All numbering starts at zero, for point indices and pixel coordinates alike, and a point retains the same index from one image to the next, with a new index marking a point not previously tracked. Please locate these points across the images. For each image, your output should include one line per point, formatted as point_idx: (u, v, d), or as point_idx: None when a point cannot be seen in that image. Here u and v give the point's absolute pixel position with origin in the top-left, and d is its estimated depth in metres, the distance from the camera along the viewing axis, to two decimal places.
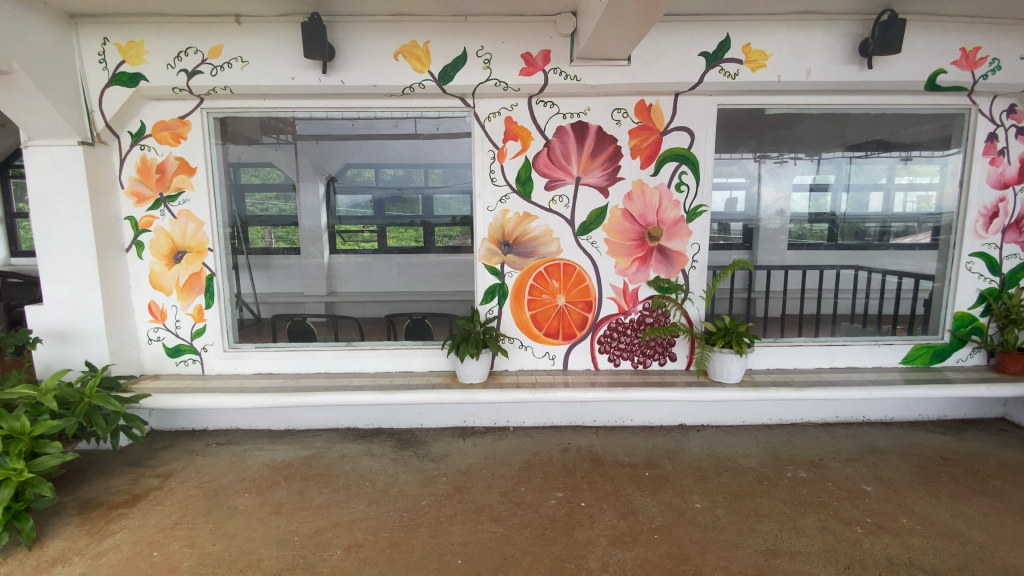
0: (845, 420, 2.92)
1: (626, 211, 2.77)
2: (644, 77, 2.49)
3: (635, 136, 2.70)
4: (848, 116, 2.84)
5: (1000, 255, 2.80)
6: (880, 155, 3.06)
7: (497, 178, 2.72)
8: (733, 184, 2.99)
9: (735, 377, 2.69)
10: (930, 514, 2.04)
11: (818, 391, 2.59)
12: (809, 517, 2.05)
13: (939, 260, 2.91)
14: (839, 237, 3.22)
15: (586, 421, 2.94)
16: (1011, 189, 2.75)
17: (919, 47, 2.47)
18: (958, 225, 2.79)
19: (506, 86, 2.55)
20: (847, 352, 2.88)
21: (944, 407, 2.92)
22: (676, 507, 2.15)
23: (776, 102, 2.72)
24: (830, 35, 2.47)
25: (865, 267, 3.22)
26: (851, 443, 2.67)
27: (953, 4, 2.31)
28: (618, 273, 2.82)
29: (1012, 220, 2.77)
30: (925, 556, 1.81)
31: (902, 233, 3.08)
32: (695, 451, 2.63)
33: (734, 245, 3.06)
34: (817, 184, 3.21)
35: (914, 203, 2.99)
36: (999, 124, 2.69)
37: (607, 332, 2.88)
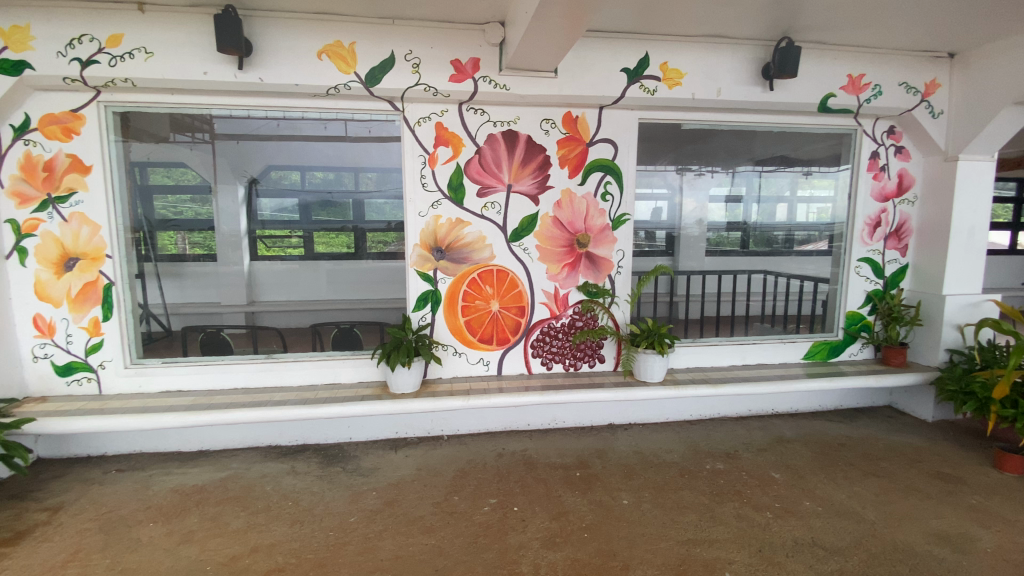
0: (757, 413, 3.15)
1: (556, 219, 2.83)
2: (570, 89, 2.57)
3: (563, 146, 2.77)
4: (755, 133, 3.09)
5: (883, 259, 3.15)
6: (783, 170, 3.31)
7: (428, 183, 2.69)
8: (658, 196, 3.17)
9: (658, 376, 2.81)
10: (829, 496, 2.24)
11: (732, 386, 2.78)
12: (726, 506, 2.18)
13: (833, 265, 3.23)
14: (751, 245, 3.43)
15: (519, 426, 2.96)
16: (891, 201, 3.10)
17: (812, 72, 2.74)
18: (847, 233, 3.11)
19: (436, 91, 2.53)
20: (757, 350, 3.11)
21: (841, 397, 3.23)
22: (605, 505, 2.21)
23: (690, 118, 2.91)
24: (736, 57, 2.68)
25: (773, 271, 3.44)
26: (762, 434, 2.88)
27: (839, 36, 2.58)
28: (549, 278, 2.88)
29: (892, 229, 3.13)
30: (825, 534, 1.98)
31: (805, 241, 3.35)
32: (623, 449, 2.73)
33: (657, 252, 3.22)
34: (732, 195, 3.37)
35: (815, 214, 3.29)
36: (879, 143, 3.04)
37: (539, 337, 2.93)
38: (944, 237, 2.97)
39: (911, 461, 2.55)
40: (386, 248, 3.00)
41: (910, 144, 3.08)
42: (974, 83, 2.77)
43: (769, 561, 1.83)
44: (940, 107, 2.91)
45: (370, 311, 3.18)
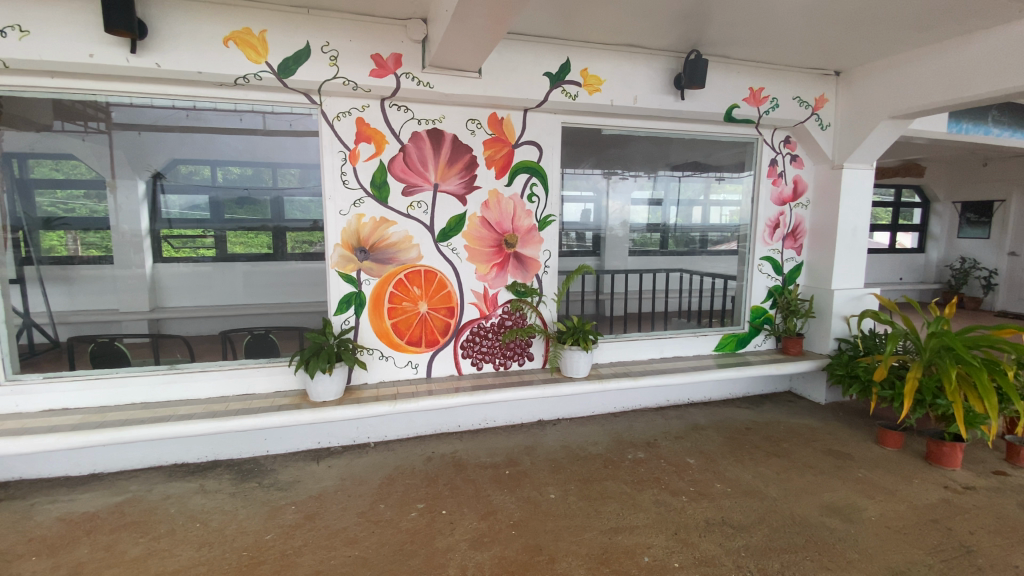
0: (675, 403, 3.35)
1: (484, 219, 2.83)
2: (495, 90, 2.58)
3: (489, 147, 2.78)
4: (671, 140, 3.28)
5: (781, 258, 3.45)
6: (698, 175, 3.47)
7: (349, 180, 2.59)
8: (584, 199, 3.22)
9: (583, 372, 2.89)
10: (737, 477, 2.42)
11: (652, 378, 2.93)
12: (646, 492, 2.30)
13: (739, 263, 3.49)
14: (671, 245, 3.57)
15: (449, 427, 2.94)
16: (788, 205, 3.41)
17: (719, 84, 2.95)
18: (751, 234, 3.39)
19: (356, 86, 2.45)
20: (672, 343, 3.32)
21: (748, 385, 3.51)
22: (533, 501, 2.24)
23: (610, 124, 3.03)
24: (651, 67, 2.82)
25: (688, 270, 3.61)
26: (679, 423, 3.06)
27: (741, 51, 2.80)
28: (478, 278, 2.87)
29: (789, 231, 3.44)
30: (733, 513, 2.13)
31: (719, 241, 3.57)
32: (551, 444, 2.79)
33: (585, 253, 3.29)
34: (653, 199, 3.47)
35: (727, 215, 3.52)
36: (778, 151, 3.33)
37: (469, 337, 2.92)
38: (832, 238, 3.31)
39: (807, 440, 2.81)
40: (306, 247, 2.86)
41: (803, 153, 3.39)
42: (854, 100, 3.10)
43: (683, 542, 1.95)
44: (827, 120, 3.23)
45: (289, 316, 3.03)
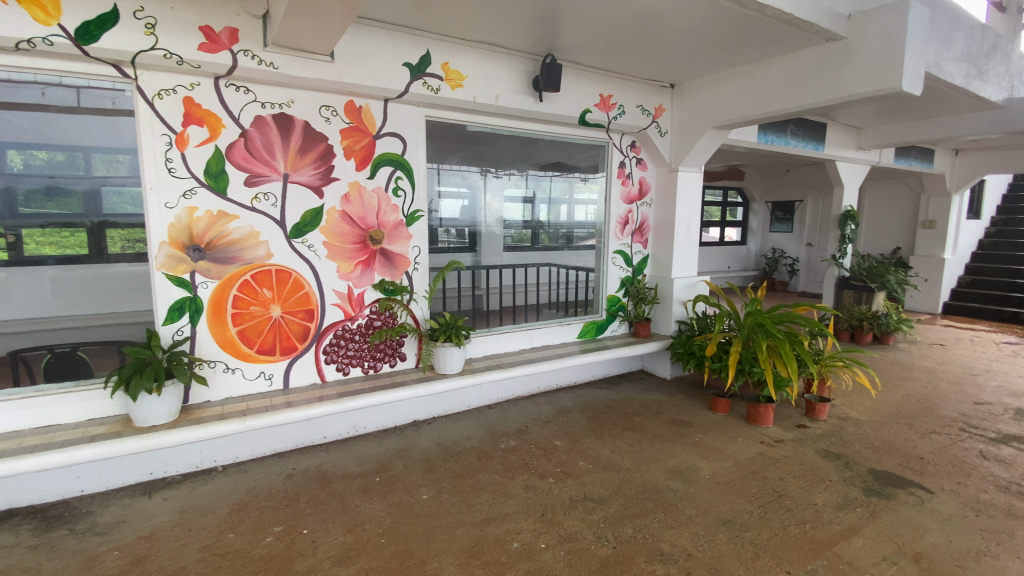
0: (545, 390, 3.51)
1: (345, 213, 2.67)
2: (350, 77, 2.43)
3: (346, 137, 2.62)
4: (535, 140, 3.43)
5: (631, 251, 3.80)
6: (561, 175, 3.74)
7: (175, 169, 2.25)
8: (460, 194, 3.45)
9: (455, 368, 2.87)
10: (599, 453, 2.61)
11: (522, 368, 3.02)
12: (516, 479, 2.37)
13: (596, 257, 3.76)
14: (541, 241, 3.85)
15: (314, 439, 2.73)
16: (635, 204, 3.75)
17: (574, 88, 3.14)
18: (604, 230, 3.68)
19: (182, 61, 2.13)
20: (541, 333, 3.46)
21: (607, 367, 3.82)
22: (404, 505, 2.18)
23: (475, 120, 3.05)
24: (511, 67, 2.90)
25: (556, 263, 3.88)
26: (548, 408, 3.21)
27: (591, 59, 3.00)
28: (340, 277, 2.70)
29: (636, 226, 3.79)
30: (594, 487, 2.29)
31: (585, 237, 3.79)
32: (424, 444, 2.74)
33: (462, 248, 3.51)
34: (525, 197, 3.76)
35: (588, 213, 3.74)
36: (625, 154, 3.64)
37: (332, 341, 2.73)
38: (671, 233, 3.72)
39: (657, 413, 3.13)
40: (138, 247, 2.46)
41: (647, 157, 3.76)
42: (686, 110, 3.51)
43: (549, 523, 2.03)
44: (666, 127, 3.62)
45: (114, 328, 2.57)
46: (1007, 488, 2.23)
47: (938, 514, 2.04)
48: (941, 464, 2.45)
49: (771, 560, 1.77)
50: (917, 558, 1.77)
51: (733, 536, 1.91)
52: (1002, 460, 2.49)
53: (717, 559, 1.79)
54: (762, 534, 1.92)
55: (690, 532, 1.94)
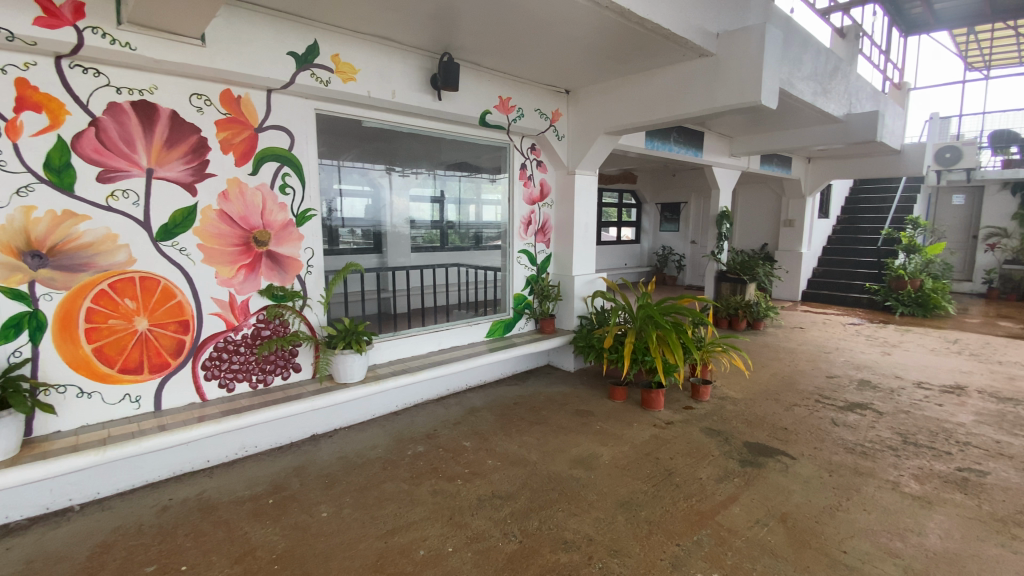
0: (453, 392, 3.48)
1: (223, 213, 2.43)
2: (225, 64, 2.22)
3: (223, 129, 2.39)
4: (438, 140, 3.40)
5: (535, 251, 3.89)
6: (472, 176, 3.76)
7: (4, 161, 1.91)
8: (363, 193, 3.40)
9: (357, 376, 2.74)
10: (506, 450, 2.64)
11: (429, 371, 2.95)
12: (424, 485, 2.32)
13: (501, 257, 3.80)
14: (450, 241, 3.81)
15: (196, 464, 2.46)
16: (537, 205, 3.85)
17: (473, 88, 3.14)
18: (509, 231, 3.73)
19: (11, 36, 1.80)
20: (449, 335, 3.40)
21: (514, 364, 3.88)
22: (301, 526, 2.04)
23: (370, 116, 2.94)
24: (407, 64, 2.83)
25: (465, 263, 3.89)
26: (456, 410, 3.19)
27: (488, 60, 3.03)
28: (220, 284, 2.46)
29: (539, 227, 3.89)
30: (502, 484, 2.31)
31: (493, 238, 3.80)
32: (324, 459, 2.59)
33: (366, 249, 3.46)
34: (434, 197, 3.75)
35: (492, 215, 3.76)
36: (526, 157, 3.71)
37: (213, 355, 2.47)
38: (570, 232, 3.88)
39: (561, 405, 3.24)
40: None
41: (547, 159, 3.86)
42: (580, 114, 3.67)
43: (457, 525, 2.01)
44: (563, 131, 3.75)
45: None
46: (850, 448, 2.60)
47: (798, 476, 2.32)
48: (801, 432, 2.80)
49: (663, 535, 1.90)
50: (782, 517, 2.00)
51: (630, 516, 2.02)
52: (846, 425, 2.90)
53: (616, 540, 1.88)
54: (655, 511, 2.06)
55: (591, 518, 2.02)
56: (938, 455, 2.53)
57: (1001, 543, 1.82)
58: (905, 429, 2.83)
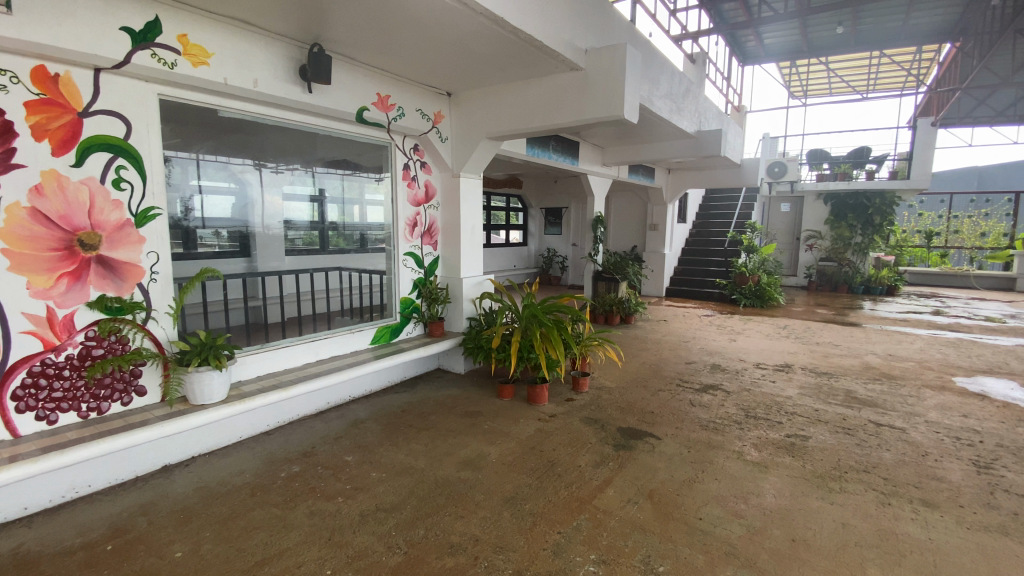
0: (334, 404, 3.30)
1: (36, 211, 2.04)
2: (39, 36, 1.86)
3: (35, 112, 2.00)
4: (316, 138, 3.22)
5: (421, 253, 3.83)
6: (357, 175, 3.55)
7: None
8: (227, 190, 3.09)
9: (219, 395, 2.46)
10: (391, 459, 2.56)
11: (303, 385, 2.75)
12: (299, 508, 2.16)
13: (386, 260, 3.67)
14: (330, 243, 3.57)
15: (7, 515, 2.03)
16: (422, 206, 3.79)
17: (347, 83, 3.01)
18: (393, 234, 3.63)
19: None
20: (328, 344, 3.21)
21: (402, 371, 3.78)
22: (149, 571, 1.78)
23: (227, 105, 2.68)
24: (271, 52, 2.61)
25: (347, 267, 3.66)
26: (338, 423, 3.02)
27: (364, 56, 2.92)
28: (33, 296, 2.05)
29: (425, 229, 3.84)
30: (386, 496, 2.23)
31: (378, 240, 3.65)
32: (180, 491, 2.29)
33: (229, 252, 3.13)
34: (314, 194, 3.46)
35: (371, 215, 3.61)
36: (409, 157, 3.64)
37: (26, 382, 2.06)
38: (457, 235, 3.88)
39: (450, 408, 3.23)
40: None
41: (431, 160, 3.82)
42: (462, 117, 3.69)
43: (336, 546, 1.90)
44: (446, 133, 3.74)
45: None
46: (705, 425, 2.94)
47: (663, 455, 2.57)
48: (665, 414, 3.11)
49: (546, 525, 1.99)
50: (650, 494, 2.20)
51: (515, 511, 2.08)
52: (702, 404, 3.28)
53: (502, 537, 1.92)
54: (539, 503, 2.14)
55: (478, 518, 2.04)
56: (771, 424, 2.97)
57: (820, 496, 2.18)
58: (747, 405, 3.27)
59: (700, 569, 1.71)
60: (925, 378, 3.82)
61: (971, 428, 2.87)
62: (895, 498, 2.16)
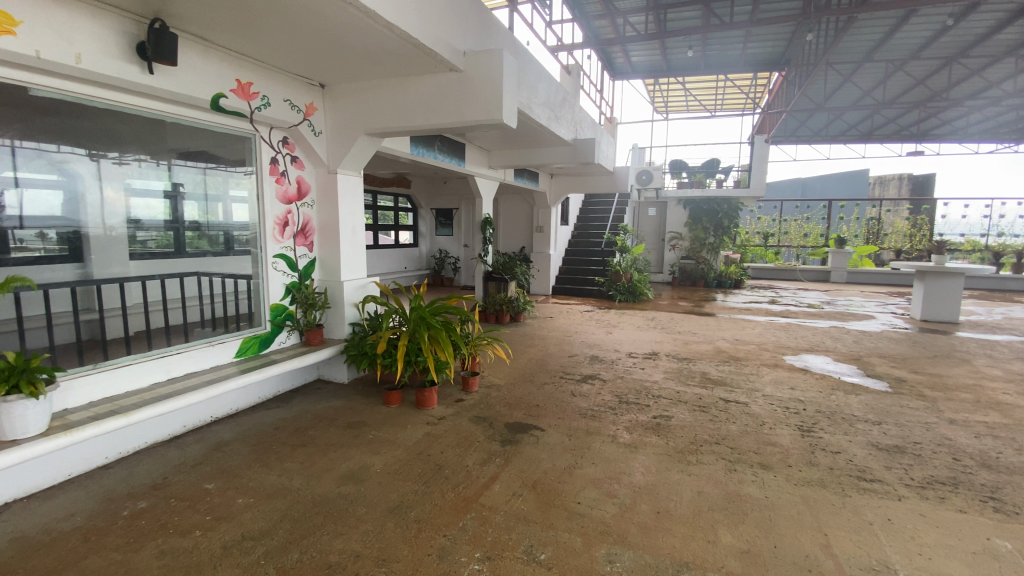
0: (193, 427, 2.93)
1: None
2: None
3: None
4: (165, 125, 2.86)
5: (295, 255, 3.56)
6: (211, 167, 3.17)
7: None
8: (53, 184, 2.61)
9: (36, 428, 2.06)
10: (262, 482, 2.34)
11: (151, 410, 2.38)
12: (146, 548, 1.88)
13: (252, 263, 3.35)
14: (186, 246, 3.18)
15: None
16: (294, 204, 3.52)
17: (199, 68, 2.69)
18: (260, 234, 3.31)
19: None
20: (181, 360, 2.85)
21: (275, 384, 3.49)
22: None
23: (41, 83, 2.24)
24: (100, 24, 2.24)
25: (205, 273, 3.26)
26: (197, 448, 2.69)
27: (219, 38, 2.63)
28: None
29: (298, 228, 3.57)
30: (254, 523, 2.04)
31: (245, 242, 3.32)
32: None
33: (54, 258, 2.65)
34: (168, 190, 3.04)
35: (236, 213, 3.27)
36: (277, 151, 3.36)
37: None
38: (335, 236, 3.67)
39: (330, 421, 3.04)
40: None
41: (303, 155, 3.57)
42: (337, 112, 3.50)
43: None
44: (319, 127, 3.52)
45: None
46: (585, 414, 3.13)
47: (546, 445, 2.68)
48: (548, 407, 3.24)
49: (431, 530, 1.96)
50: (534, 485, 2.27)
51: (399, 520, 2.02)
52: (582, 394, 3.48)
53: (384, 549, 1.85)
54: (424, 508, 2.10)
55: (359, 533, 1.95)
56: (641, 408, 3.24)
57: (681, 469, 2.43)
58: (621, 392, 3.54)
59: (578, 552, 1.81)
60: (763, 357, 4.46)
61: (796, 398, 3.41)
62: (739, 464, 2.48)
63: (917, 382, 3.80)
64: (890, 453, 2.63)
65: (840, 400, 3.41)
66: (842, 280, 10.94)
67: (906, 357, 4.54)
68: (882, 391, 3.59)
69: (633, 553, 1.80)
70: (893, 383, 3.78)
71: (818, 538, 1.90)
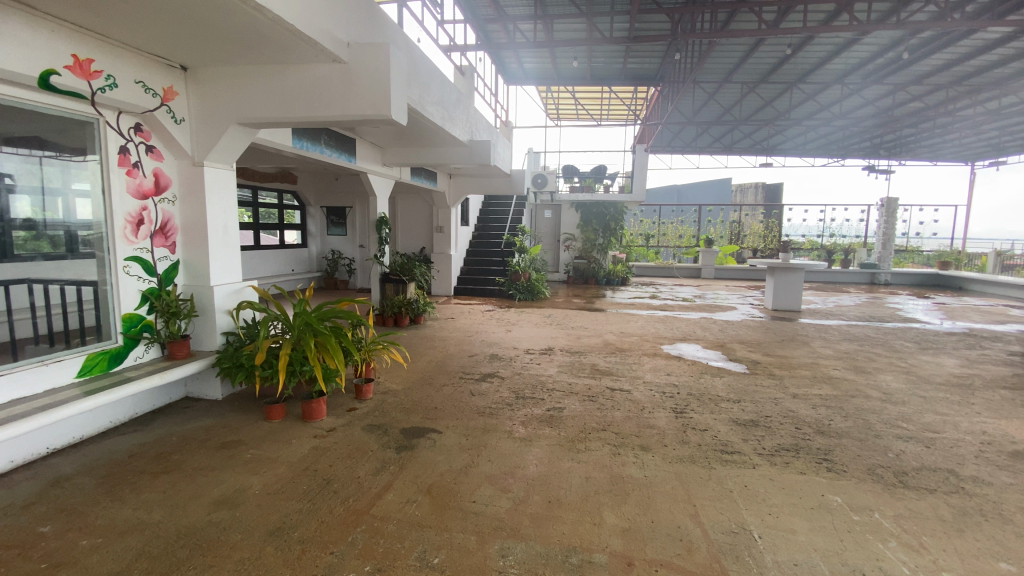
0: (23, 463, 2.46)
1: None
2: None
3: None
4: None
5: (152, 258, 3.15)
6: (36, 154, 2.68)
7: None
8: None
9: None
10: (114, 519, 2.04)
11: None
12: None
13: (98, 268, 2.90)
14: (13, 250, 2.65)
15: None
16: (150, 200, 3.12)
17: (22, 39, 2.26)
18: (108, 233, 2.88)
19: None
20: (5, 385, 2.37)
21: (131, 405, 3.06)
22: None
23: None
24: None
25: (38, 280, 2.76)
26: (26, 487, 2.26)
27: (51, 6, 2.23)
28: None
29: (157, 227, 3.16)
30: (103, 567, 1.76)
31: (90, 241, 2.87)
32: None
33: None
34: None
35: (78, 209, 2.81)
36: (128, 139, 2.95)
37: None
38: (203, 235, 3.30)
39: (201, 442, 2.73)
40: None
41: (160, 145, 3.16)
42: (201, 99, 3.16)
43: None
44: (181, 114, 3.14)
45: None
46: (482, 412, 3.15)
47: (442, 448, 2.65)
48: (446, 408, 3.21)
49: (317, 549, 1.84)
50: (429, 489, 2.24)
51: (280, 542, 1.88)
52: (480, 393, 3.51)
53: None
54: (309, 527, 1.97)
55: (233, 562, 1.77)
56: (536, 402, 3.35)
57: (571, 458, 2.54)
58: (518, 388, 3.62)
59: (472, 551, 1.81)
60: (645, 348, 4.84)
61: (672, 384, 3.75)
62: (623, 448, 2.66)
63: (769, 363, 4.37)
64: (747, 426, 2.99)
65: (708, 383, 3.80)
66: (712, 276, 12.26)
67: (760, 342, 5.20)
68: (742, 373, 4.08)
69: (525, 545, 1.85)
70: (750, 365, 4.32)
71: (689, 509, 2.09)
